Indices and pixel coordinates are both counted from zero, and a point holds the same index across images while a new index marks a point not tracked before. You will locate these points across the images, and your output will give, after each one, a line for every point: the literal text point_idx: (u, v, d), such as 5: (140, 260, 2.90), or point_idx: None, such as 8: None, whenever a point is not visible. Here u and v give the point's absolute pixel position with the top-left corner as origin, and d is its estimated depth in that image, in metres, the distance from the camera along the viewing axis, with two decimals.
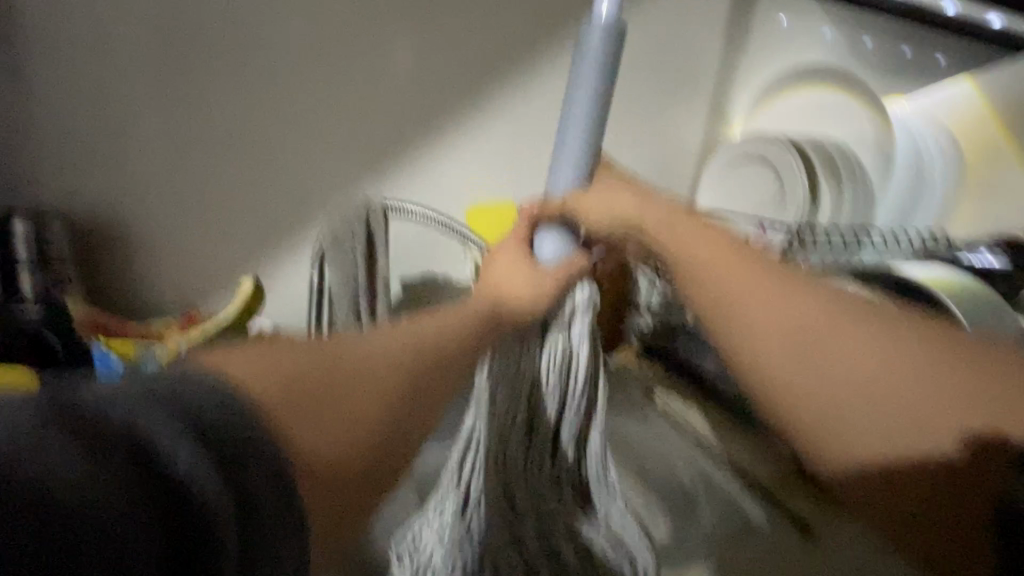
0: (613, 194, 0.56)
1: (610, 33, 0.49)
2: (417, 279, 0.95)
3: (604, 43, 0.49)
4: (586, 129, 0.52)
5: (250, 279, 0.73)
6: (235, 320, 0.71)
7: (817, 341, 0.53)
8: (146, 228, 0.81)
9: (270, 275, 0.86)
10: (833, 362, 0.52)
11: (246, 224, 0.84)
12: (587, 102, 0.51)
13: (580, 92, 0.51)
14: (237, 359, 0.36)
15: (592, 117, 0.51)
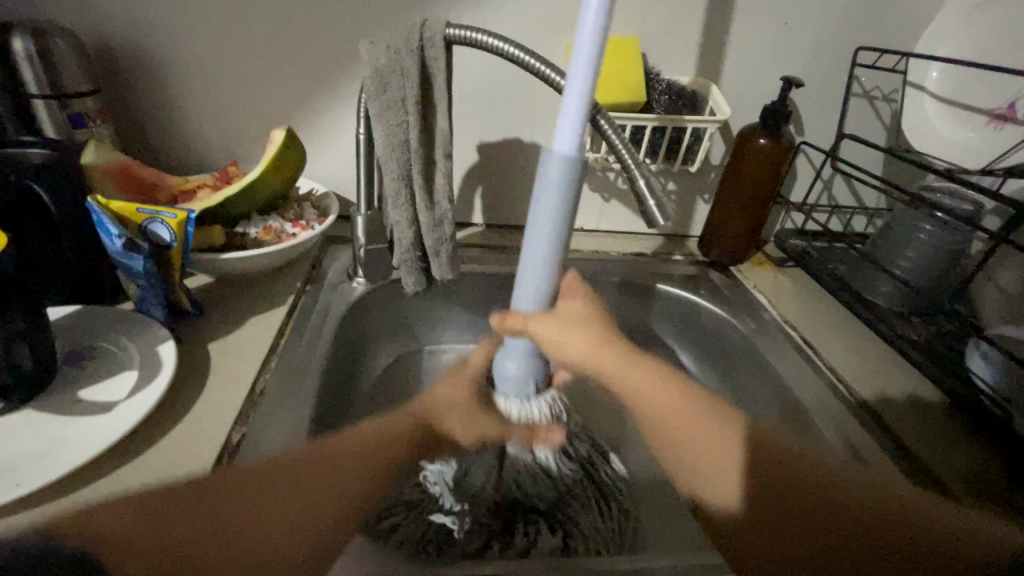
0: (562, 331, 0.47)
1: (575, 164, 0.42)
2: (494, 143, 0.77)
3: (569, 163, 0.42)
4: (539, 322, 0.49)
5: (281, 129, 0.59)
6: (265, 183, 0.58)
7: (700, 464, 0.42)
8: (171, 64, 0.65)
9: (313, 132, 0.70)
10: (715, 488, 0.41)
11: (281, 64, 0.66)
12: (548, 229, 0.45)
13: (540, 216, 0.45)
14: (121, 514, 0.31)
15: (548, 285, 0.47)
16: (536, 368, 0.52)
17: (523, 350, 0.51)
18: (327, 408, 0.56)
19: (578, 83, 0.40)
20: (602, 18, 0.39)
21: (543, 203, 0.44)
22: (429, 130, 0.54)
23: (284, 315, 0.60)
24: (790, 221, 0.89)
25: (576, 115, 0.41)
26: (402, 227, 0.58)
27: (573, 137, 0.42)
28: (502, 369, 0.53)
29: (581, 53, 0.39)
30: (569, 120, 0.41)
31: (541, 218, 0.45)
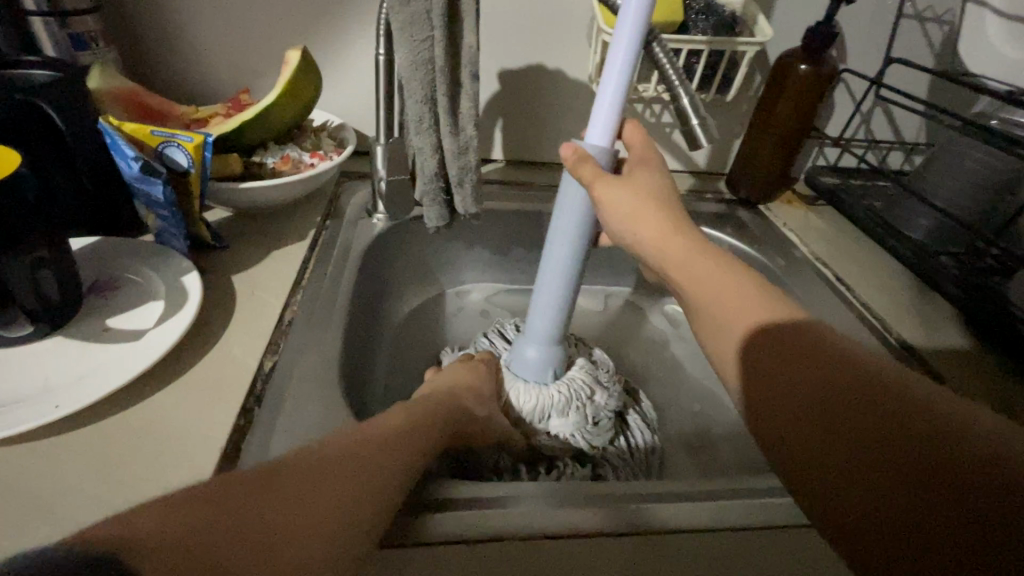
0: (633, 198, 0.43)
1: (603, 156, 0.43)
2: (516, 71, 0.73)
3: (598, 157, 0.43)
4: (561, 306, 0.51)
5: (295, 48, 0.54)
6: (281, 107, 0.55)
7: (722, 299, 0.39)
8: None
9: (325, 56, 0.66)
10: (719, 312, 0.38)
11: None
12: (572, 225, 0.47)
13: (566, 210, 0.46)
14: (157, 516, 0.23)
15: (571, 277, 0.49)
16: (556, 357, 0.55)
17: (544, 340, 0.54)
18: (355, 342, 0.55)
19: (614, 70, 0.40)
20: (642, 13, 0.39)
21: (570, 196, 0.46)
22: (454, 49, 0.51)
23: (306, 249, 0.59)
24: (823, 157, 0.85)
25: (611, 106, 0.42)
26: (425, 156, 0.56)
27: (603, 129, 0.42)
28: (523, 356, 0.55)
29: (620, 43, 0.40)
30: (603, 108, 0.42)
31: (566, 212, 0.46)
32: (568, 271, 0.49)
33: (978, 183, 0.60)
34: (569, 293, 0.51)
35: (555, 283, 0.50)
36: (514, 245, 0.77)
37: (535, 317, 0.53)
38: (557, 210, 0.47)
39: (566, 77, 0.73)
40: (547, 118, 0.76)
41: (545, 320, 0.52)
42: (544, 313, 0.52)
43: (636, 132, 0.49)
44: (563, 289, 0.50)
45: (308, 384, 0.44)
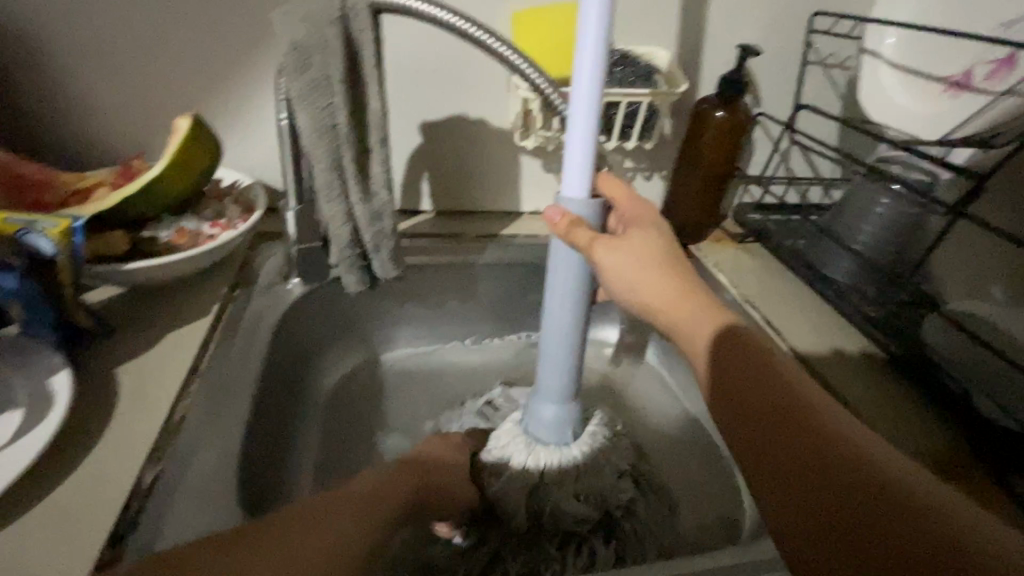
0: (623, 256, 0.44)
1: (589, 213, 0.44)
2: (439, 123, 0.71)
3: (585, 213, 0.44)
4: (570, 338, 0.48)
5: (185, 115, 0.51)
6: (171, 179, 0.51)
7: (696, 329, 0.43)
8: (61, 45, 0.57)
9: (231, 115, 0.62)
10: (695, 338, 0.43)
11: (185, 40, 0.58)
12: (568, 281, 0.46)
13: (558, 271, 0.46)
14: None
15: (574, 323, 0.48)
16: (573, 415, 0.53)
17: (558, 397, 0.51)
18: (262, 430, 0.50)
19: (579, 138, 0.41)
20: (593, 81, 0.40)
21: (561, 260, 0.46)
22: (360, 114, 0.48)
23: (208, 327, 0.54)
24: (748, 195, 0.87)
25: (582, 169, 0.43)
26: (336, 224, 0.52)
27: (583, 176, 0.43)
28: (537, 415, 0.53)
29: (578, 115, 0.41)
30: (576, 171, 0.43)
31: (559, 270, 0.46)
32: (568, 314, 0.47)
33: (886, 221, 0.62)
34: (575, 342, 0.49)
35: (557, 337, 0.49)
36: (448, 300, 0.74)
37: (543, 374, 0.51)
38: (551, 273, 0.47)
39: (490, 127, 0.72)
40: (475, 168, 0.75)
41: (557, 378, 0.50)
42: (553, 377, 0.50)
43: (613, 185, 0.47)
44: (568, 345, 0.49)
45: (192, 500, 0.39)
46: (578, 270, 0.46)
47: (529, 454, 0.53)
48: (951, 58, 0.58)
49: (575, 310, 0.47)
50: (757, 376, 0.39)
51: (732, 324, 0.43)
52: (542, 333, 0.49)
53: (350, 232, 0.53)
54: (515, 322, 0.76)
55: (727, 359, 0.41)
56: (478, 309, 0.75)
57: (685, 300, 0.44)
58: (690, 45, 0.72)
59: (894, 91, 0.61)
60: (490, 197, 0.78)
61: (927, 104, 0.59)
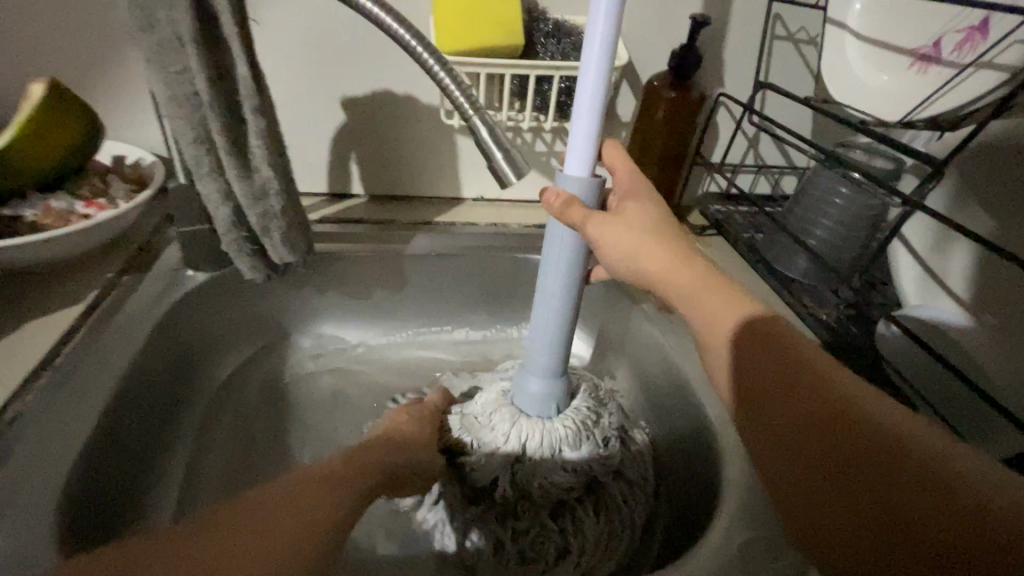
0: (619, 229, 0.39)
1: (590, 195, 0.39)
2: (364, 100, 0.66)
3: (585, 194, 0.39)
4: (563, 322, 0.45)
5: (42, 81, 0.47)
6: (28, 151, 0.46)
7: (704, 303, 0.38)
8: None
9: (124, 88, 0.57)
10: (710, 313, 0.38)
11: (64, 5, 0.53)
12: (565, 259, 0.42)
13: (556, 248, 0.42)
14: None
15: (569, 308, 0.44)
16: (559, 392, 0.50)
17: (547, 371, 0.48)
18: (126, 429, 0.46)
19: (587, 109, 0.36)
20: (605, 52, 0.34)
21: (557, 234, 0.41)
22: (226, 81, 0.43)
23: (78, 316, 0.49)
24: (715, 183, 0.80)
25: (587, 145, 0.37)
26: (214, 206, 0.47)
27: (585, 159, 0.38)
28: (525, 389, 0.50)
29: (586, 77, 0.35)
30: (580, 146, 0.37)
31: (556, 250, 0.42)
32: (566, 295, 0.43)
33: (842, 212, 0.56)
34: (568, 324, 0.45)
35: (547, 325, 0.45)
36: (375, 291, 0.68)
37: (533, 352, 0.47)
38: (546, 248, 0.42)
39: (419, 103, 0.67)
40: (407, 148, 0.70)
41: (547, 354, 0.47)
42: (543, 356, 0.47)
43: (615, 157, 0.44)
44: (557, 329, 0.45)
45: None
46: (572, 253, 0.41)
47: (511, 427, 0.50)
48: (917, 30, 0.51)
49: (572, 293, 0.43)
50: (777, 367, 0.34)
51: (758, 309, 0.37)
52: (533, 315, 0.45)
53: (231, 213, 0.48)
54: (450, 315, 0.71)
55: (744, 340, 0.36)
56: (408, 301, 0.70)
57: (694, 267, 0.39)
58: (641, 16, 0.65)
59: (854, 67, 0.54)
60: (428, 180, 0.73)
61: (890, 82, 0.52)
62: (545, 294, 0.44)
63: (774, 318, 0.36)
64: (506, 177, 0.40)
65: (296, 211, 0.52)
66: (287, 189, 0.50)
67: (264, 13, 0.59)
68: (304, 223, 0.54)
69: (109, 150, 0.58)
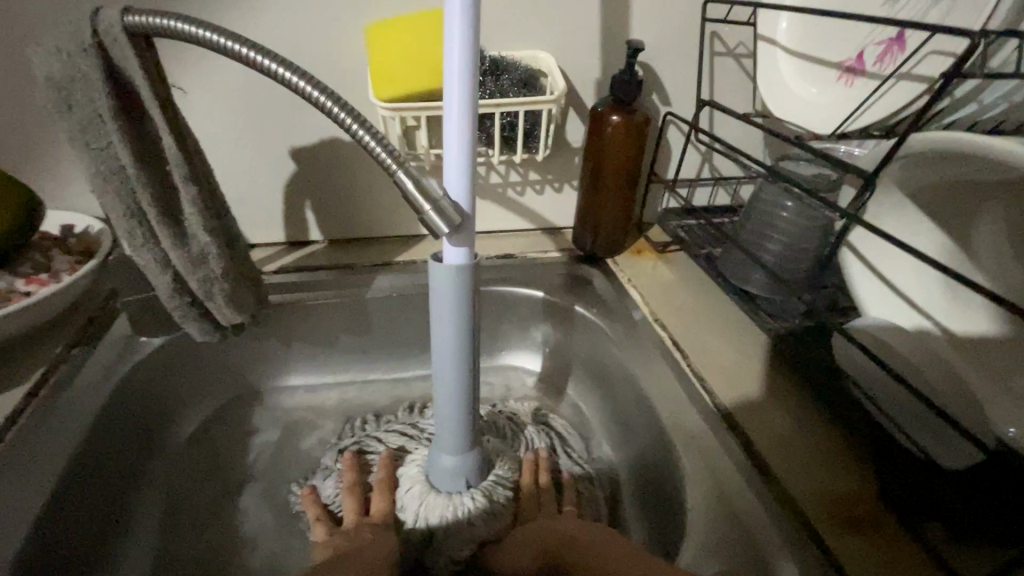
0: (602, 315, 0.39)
1: (468, 279, 0.41)
2: (313, 148, 0.66)
3: (460, 280, 0.41)
4: (463, 399, 0.46)
5: None
6: None
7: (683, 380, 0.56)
8: None
9: (64, 160, 0.57)
10: (672, 393, 0.55)
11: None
12: (452, 337, 0.43)
13: (442, 330, 0.43)
14: None
15: (464, 382, 0.45)
16: (473, 459, 0.50)
17: (457, 445, 0.48)
18: (73, 510, 0.45)
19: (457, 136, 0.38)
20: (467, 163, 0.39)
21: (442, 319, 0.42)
22: (153, 152, 0.43)
23: (23, 396, 0.48)
24: (673, 199, 0.80)
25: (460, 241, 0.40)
26: (154, 275, 0.47)
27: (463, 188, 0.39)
28: (438, 462, 0.50)
29: (455, 160, 0.39)
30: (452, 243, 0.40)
31: (442, 335, 0.43)
32: (461, 370, 0.44)
33: (792, 225, 0.57)
34: (469, 397, 0.46)
35: (452, 404, 0.46)
36: (340, 337, 0.68)
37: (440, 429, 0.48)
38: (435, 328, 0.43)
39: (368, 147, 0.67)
40: (362, 191, 0.70)
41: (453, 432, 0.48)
42: (450, 433, 0.48)
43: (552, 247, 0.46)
44: (458, 405, 0.46)
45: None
46: (459, 332, 0.43)
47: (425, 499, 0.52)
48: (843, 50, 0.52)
49: (464, 368, 0.44)
50: (781, 437, 0.49)
51: (729, 374, 0.56)
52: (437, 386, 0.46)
53: (172, 280, 0.48)
54: (419, 354, 0.70)
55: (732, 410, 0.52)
56: (374, 345, 0.69)
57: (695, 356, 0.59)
58: (580, 45, 0.66)
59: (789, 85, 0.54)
60: (385, 221, 0.73)
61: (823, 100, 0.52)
62: (441, 373, 0.45)
63: (738, 379, 0.55)
64: (437, 230, 0.38)
65: (241, 272, 0.52)
66: (229, 251, 0.50)
67: (202, 73, 0.59)
68: (252, 281, 0.53)
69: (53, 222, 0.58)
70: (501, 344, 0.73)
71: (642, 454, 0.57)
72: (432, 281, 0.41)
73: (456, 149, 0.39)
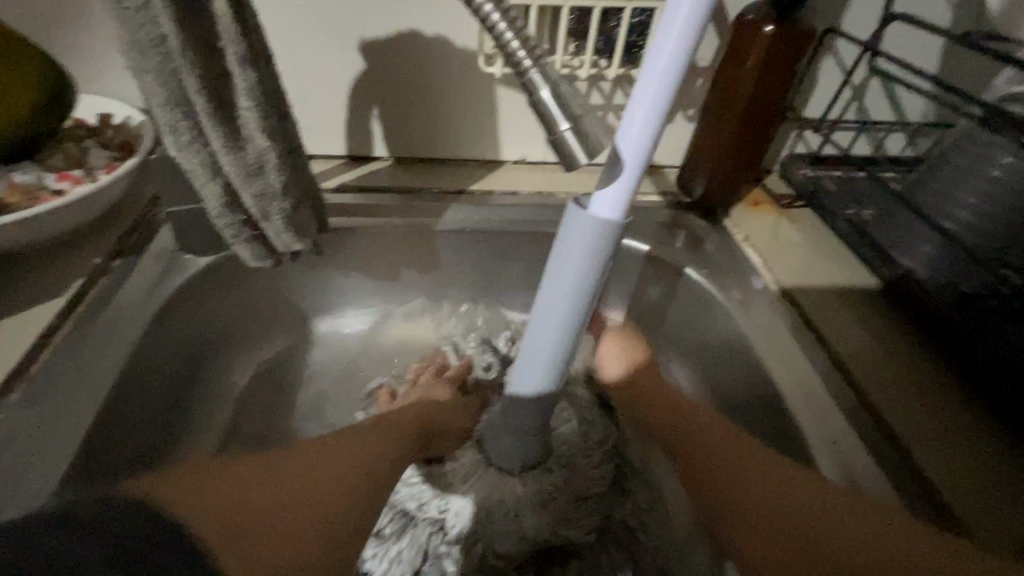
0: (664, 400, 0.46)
1: (611, 243, 0.29)
2: (387, 42, 0.54)
3: (599, 241, 0.29)
4: (553, 376, 0.35)
5: None
6: None
7: (816, 367, 0.46)
8: None
9: (100, 32, 0.47)
10: (802, 381, 0.45)
11: None
12: (564, 304, 0.32)
13: (554, 292, 0.32)
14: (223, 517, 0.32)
15: (557, 370, 0.35)
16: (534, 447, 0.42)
17: (522, 430, 0.40)
18: (118, 437, 0.40)
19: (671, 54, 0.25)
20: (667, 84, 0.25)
21: (558, 280, 0.31)
22: (202, 22, 0.34)
23: (62, 309, 0.42)
24: (803, 143, 0.67)
25: (625, 187, 0.28)
26: (202, 181, 0.40)
27: (651, 113, 0.26)
28: (495, 439, 0.42)
29: (653, 81, 0.25)
30: (614, 187, 0.28)
31: (553, 297, 0.32)
32: (561, 343, 0.34)
33: (993, 182, 0.45)
34: (558, 379, 0.36)
35: (534, 380, 0.36)
36: (402, 272, 0.59)
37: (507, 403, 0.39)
38: (549, 271, 0.32)
39: (451, 48, 0.55)
40: (438, 102, 0.59)
41: (520, 411, 0.38)
42: (520, 411, 0.38)
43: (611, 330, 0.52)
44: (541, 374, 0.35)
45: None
46: (579, 289, 0.31)
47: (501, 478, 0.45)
48: None
49: (562, 356, 0.34)
50: (948, 459, 0.39)
51: (880, 369, 0.46)
52: (523, 355, 0.35)
53: (222, 191, 0.40)
54: (489, 300, 0.62)
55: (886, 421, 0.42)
56: (439, 286, 0.61)
57: (834, 339, 0.48)
58: None
59: None
60: (462, 140, 0.62)
61: None
62: (535, 331, 0.34)
63: (893, 381, 0.45)
64: (575, 159, 0.27)
65: (302, 189, 0.44)
66: (289, 160, 0.41)
67: None
68: (314, 200, 0.45)
69: (86, 107, 0.49)
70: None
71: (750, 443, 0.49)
72: (564, 220, 0.30)
73: (653, 72, 0.25)
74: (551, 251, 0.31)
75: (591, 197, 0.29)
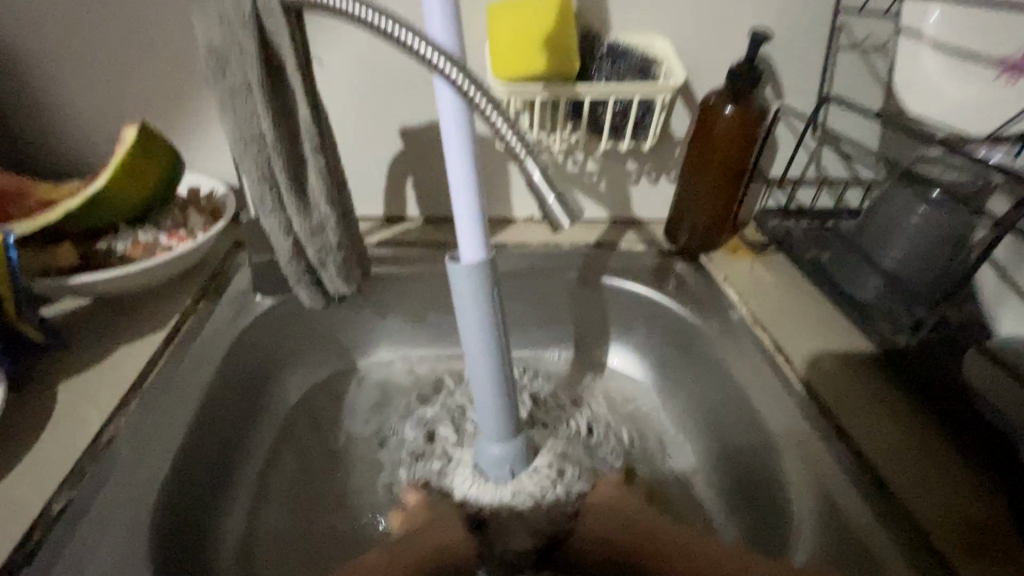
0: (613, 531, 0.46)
1: (484, 279, 0.42)
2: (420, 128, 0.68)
3: (478, 282, 0.42)
4: (499, 391, 0.47)
5: (132, 122, 0.51)
6: (122, 192, 0.51)
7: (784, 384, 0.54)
8: (50, 62, 0.59)
9: (205, 124, 0.62)
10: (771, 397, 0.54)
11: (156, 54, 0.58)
12: (478, 334, 0.44)
13: (469, 330, 0.44)
14: None
15: (500, 387, 0.46)
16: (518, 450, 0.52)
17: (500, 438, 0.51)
18: (207, 440, 0.50)
19: (460, 161, 0.39)
20: (465, 147, 0.39)
21: (467, 323, 0.43)
22: (288, 123, 0.47)
23: (162, 340, 0.53)
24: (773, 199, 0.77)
25: (475, 234, 0.41)
26: (277, 238, 0.51)
27: (470, 185, 0.40)
28: (485, 455, 0.53)
29: (458, 178, 0.40)
30: (469, 240, 0.41)
31: (469, 335, 0.44)
32: (493, 363, 0.45)
33: (915, 231, 0.55)
34: (504, 391, 0.47)
35: (489, 399, 0.47)
36: (429, 314, 0.69)
37: (481, 424, 0.50)
38: (460, 317, 0.44)
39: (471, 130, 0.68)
40: None
41: (492, 427, 0.50)
42: (491, 425, 0.50)
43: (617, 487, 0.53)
44: (494, 388, 0.46)
45: (100, 522, 0.39)
46: (488, 315, 0.43)
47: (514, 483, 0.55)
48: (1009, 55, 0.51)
49: (498, 372, 0.46)
50: (887, 452, 0.47)
51: (834, 380, 0.54)
52: (472, 383, 0.47)
53: (290, 247, 0.51)
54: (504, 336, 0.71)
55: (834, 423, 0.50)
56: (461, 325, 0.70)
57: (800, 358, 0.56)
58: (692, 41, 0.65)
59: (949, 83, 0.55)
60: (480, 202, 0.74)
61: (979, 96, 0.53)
62: (473, 360, 0.45)
63: (842, 389, 0.53)
64: (556, 225, 0.37)
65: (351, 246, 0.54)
66: (343, 223, 0.52)
67: (323, 50, 0.62)
68: (360, 254, 0.56)
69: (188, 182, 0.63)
70: (559, 338, 0.74)
71: (738, 454, 0.57)
72: (453, 280, 0.42)
73: (457, 173, 0.40)
74: (454, 303, 0.43)
75: (460, 255, 0.42)
